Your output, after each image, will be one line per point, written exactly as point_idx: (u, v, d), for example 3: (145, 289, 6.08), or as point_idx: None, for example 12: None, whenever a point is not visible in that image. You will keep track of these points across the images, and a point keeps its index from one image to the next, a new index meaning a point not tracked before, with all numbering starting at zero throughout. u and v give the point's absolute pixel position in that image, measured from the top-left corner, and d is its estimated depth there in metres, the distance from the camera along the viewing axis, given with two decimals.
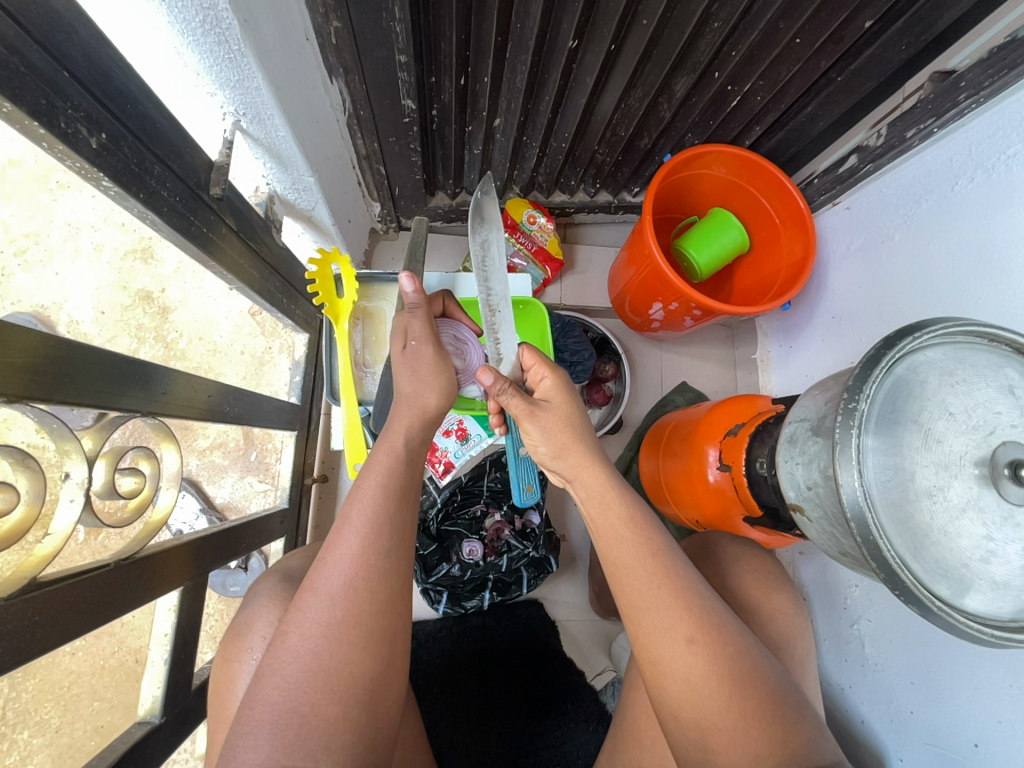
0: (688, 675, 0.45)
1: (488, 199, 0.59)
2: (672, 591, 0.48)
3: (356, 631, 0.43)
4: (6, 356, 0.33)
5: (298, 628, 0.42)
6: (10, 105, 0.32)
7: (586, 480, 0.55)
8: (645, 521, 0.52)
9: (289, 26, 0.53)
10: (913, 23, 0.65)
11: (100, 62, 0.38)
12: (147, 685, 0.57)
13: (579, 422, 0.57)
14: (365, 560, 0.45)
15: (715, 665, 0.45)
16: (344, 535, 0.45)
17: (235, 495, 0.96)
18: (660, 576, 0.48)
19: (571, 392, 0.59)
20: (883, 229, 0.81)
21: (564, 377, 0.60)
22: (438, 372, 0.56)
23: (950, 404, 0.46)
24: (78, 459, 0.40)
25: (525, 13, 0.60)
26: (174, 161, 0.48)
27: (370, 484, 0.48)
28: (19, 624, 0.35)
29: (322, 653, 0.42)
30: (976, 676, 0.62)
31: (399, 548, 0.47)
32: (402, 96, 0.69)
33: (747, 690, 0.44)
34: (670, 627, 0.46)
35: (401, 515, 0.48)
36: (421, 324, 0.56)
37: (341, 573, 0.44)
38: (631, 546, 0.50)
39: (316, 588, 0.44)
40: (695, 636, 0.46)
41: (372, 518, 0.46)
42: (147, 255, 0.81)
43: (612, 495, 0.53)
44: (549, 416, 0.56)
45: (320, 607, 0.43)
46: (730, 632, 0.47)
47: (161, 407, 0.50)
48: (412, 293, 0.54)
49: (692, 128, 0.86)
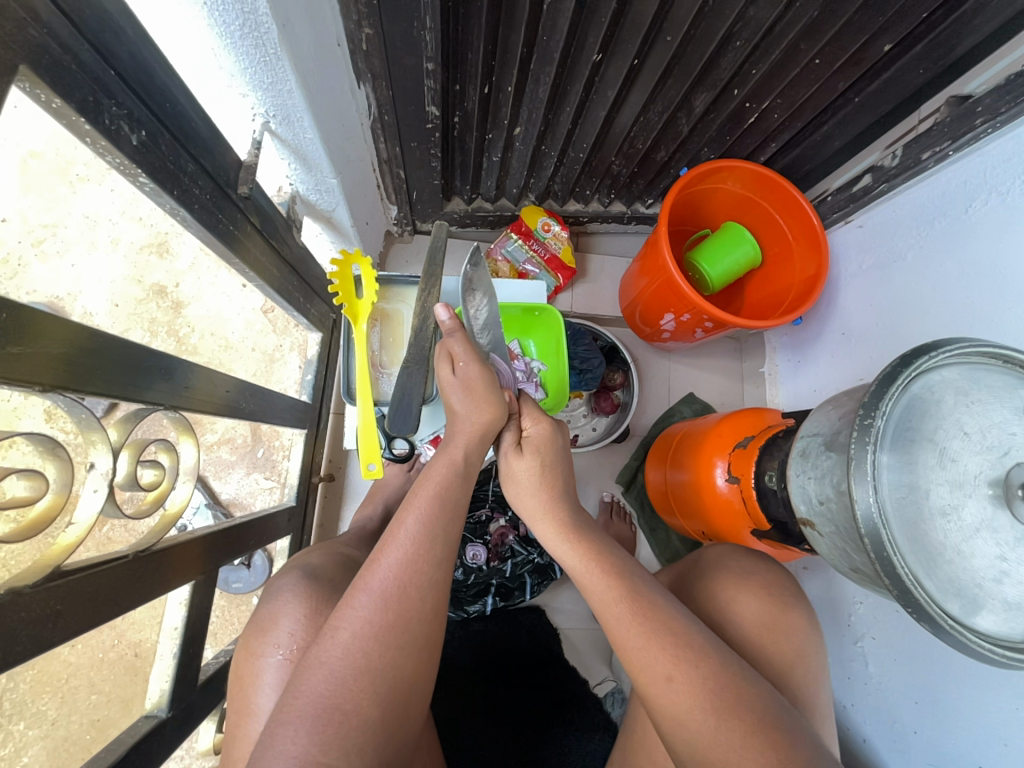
0: (676, 712, 0.45)
1: (477, 266, 0.61)
2: (646, 631, 0.48)
3: (404, 635, 0.43)
4: (41, 346, 0.33)
5: (348, 625, 0.42)
6: (60, 100, 0.32)
7: (544, 531, 0.57)
8: (611, 565, 0.53)
9: (322, 30, 0.54)
10: (932, 48, 0.67)
11: (144, 61, 0.38)
12: (155, 680, 0.58)
13: (554, 472, 0.58)
14: (418, 567, 0.45)
15: (699, 701, 0.44)
16: (398, 539, 0.46)
17: (241, 491, 0.95)
18: (628, 617, 0.49)
19: (558, 443, 0.60)
20: (895, 249, 0.81)
21: (550, 427, 0.61)
22: (490, 390, 0.56)
23: (965, 424, 0.46)
24: (103, 449, 0.40)
25: (553, 26, 0.61)
26: (206, 160, 0.48)
27: (425, 493, 0.49)
28: (42, 612, 0.36)
29: (371, 654, 0.42)
30: (982, 699, 0.62)
31: (449, 559, 0.48)
32: (427, 103, 0.70)
33: (734, 719, 0.43)
34: (648, 666, 0.47)
35: (453, 528, 0.49)
36: (463, 345, 0.57)
37: (394, 575, 0.45)
38: (597, 591, 0.52)
39: (368, 587, 0.44)
40: (674, 673, 0.46)
41: (430, 526, 0.47)
42: (163, 248, 0.82)
43: (567, 544, 0.55)
44: (523, 467, 0.58)
45: (371, 606, 0.43)
46: (711, 666, 0.46)
47: (183, 401, 0.50)
48: (449, 321, 0.58)
49: (708, 144, 0.87)
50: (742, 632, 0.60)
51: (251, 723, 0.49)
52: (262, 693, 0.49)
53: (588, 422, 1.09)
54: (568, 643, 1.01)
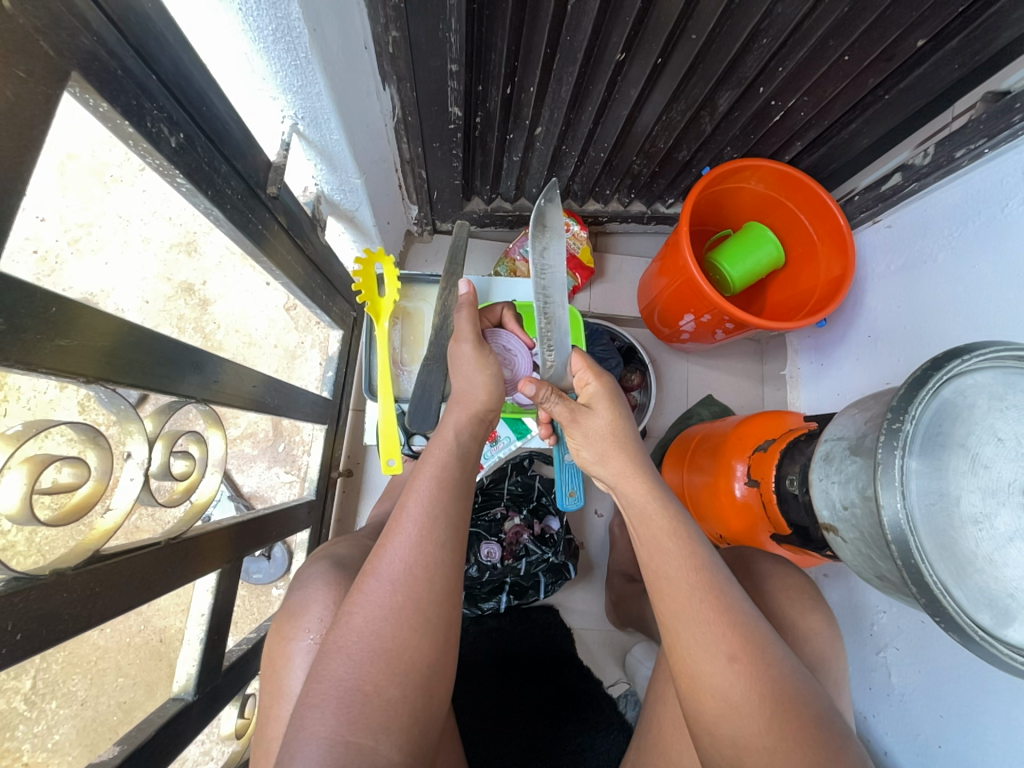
0: (727, 694, 0.44)
1: (550, 205, 0.58)
2: (716, 607, 0.47)
3: (415, 616, 0.44)
4: (87, 340, 0.35)
5: (362, 609, 0.43)
6: (107, 104, 0.34)
7: (630, 486, 0.56)
8: (691, 536, 0.52)
9: (350, 34, 0.55)
10: (968, 43, 0.65)
11: (184, 67, 0.40)
12: (182, 663, 0.60)
13: (627, 424, 0.59)
14: (424, 549, 0.46)
15: (756, 686, 0.44)
16: (402, 525, 0.47)
17: (262, 484, 0.98)
18: (703, 591, 0.48)
19: (621, 397, 0.60)
20: (926, 249, 0.79)
21: (609, 382, 0.60)
22: (483, 366, 0.59)
23: (1000, 429, 0.45)
24: (140, 439, 0.41)
25: (576, 27, 0.61)
26: (238, 162, 0.50)
27: (424, 478, 0.50)
28: (84, 592, 0.37)
29: (384, 635, 0.43)
30: (1012, 715, 0.60)
31: (454, 540, 0.48)
32: (450, 104, 0.71)
33: (789, 711, 0.43)
34: (710, 643, 0.46)
35: (455, 508, 0.50)
36: (469, 323, 0.61)
37: (402, 559, 0.45)
38: (672, 553, 0.51)
39: (378, 572, 0.45)
40: (736, 655, 0.45)
41: (431, 509, 0.48)
42: (191, 248, 0.87)
43: (654, 507, 0.54)
44: (600, 420, 0.59)
45: (382, 590, 0.44)
46: (770, 653, 0.46)
47: (212, 394, 0.52)
48: (468, 295, 0.62)
49: (732, 142, 0.86)
50: None
51: (284, 704, 0.51)
52: (295, 674, 0.51)
53: None
54: (581, 644, 1.01)
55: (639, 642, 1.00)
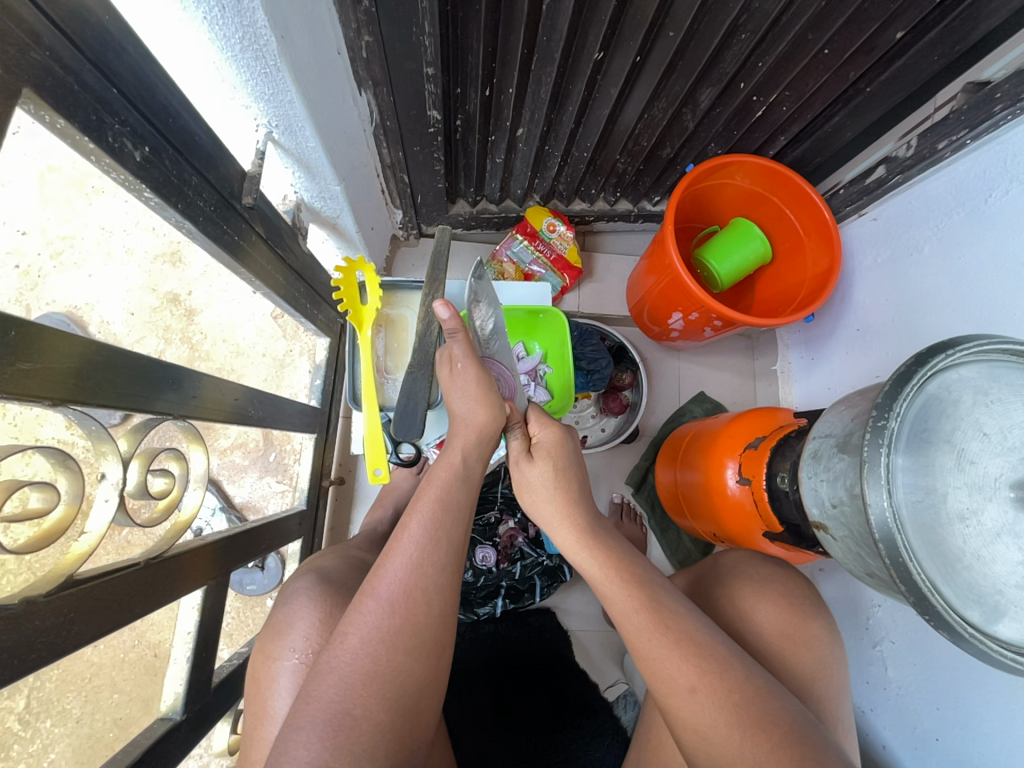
0: (698, 725, 0.45)
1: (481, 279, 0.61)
2: (667, 641, 0.48)
3: (412, 639, 0.44)
4: (49, 362, 0.34)
5: (357, 630, 0.43)
6: (64, 120, 0.33)
7: (562, 536, 0.57)
8: (631, 573, 0.53)
9: (322, 39, 0.54)
10: (948, 33, 0.64)
11: (146, 78, 0.39)
12: (170, 682, 0.59)
13: (571, 473, 0.59)
14: (423, 572, 0.46)
15: (722, 714, 0.44)
16: (402, 544, 0.46)
17: (254, 495, 0.97)
18: (648, 629, 0.49)
19: (568, 443, 0.60)
20: (912, 242, 0.79)
21: (556, 432, 0.61)
22: (485, 390, 0.56)
23: (985, 424, 0.45)
24: (113, 460, 0.41)
25: (552, 27, 0.61)
26: (210, 173, 0.49)
27: (429, 498, 0.50)
28: (56, 621, 0.37)
29: (379, 658, 0.42)
30: (1006, 707, 0.60)
31: (455, 563, 0.48)
32: (428, 107, 0.70)
33: (760, 734, 0.43)
34: (670, 677, 0.47)
35: (458, 532, 0.49)
36: (462, 346, 0.57)
37: (400, 580, 0.45)
38: (615, 597, 0.52)
39: (376, 593, 0.44)
40: (696, 685, 0.46)
41: (434, 531, 0.47)
42: (175, 258, 0.84)
43: (585, 552, 0.55)
44: (538, 472, 0.59)
45: (379, 613, 0.43)
46: (734, 675, 0.46)
47: (191, 410, 0.51)
48: (449, 320, 0.55)
49: (715, 139, 0.85)
50: (757, 636, 0.59)
51: (268, 726, 0.50)
52: (280, 695, 0.50)
53: (597, 422, 1.08)
54: (579, 646, 1.01)
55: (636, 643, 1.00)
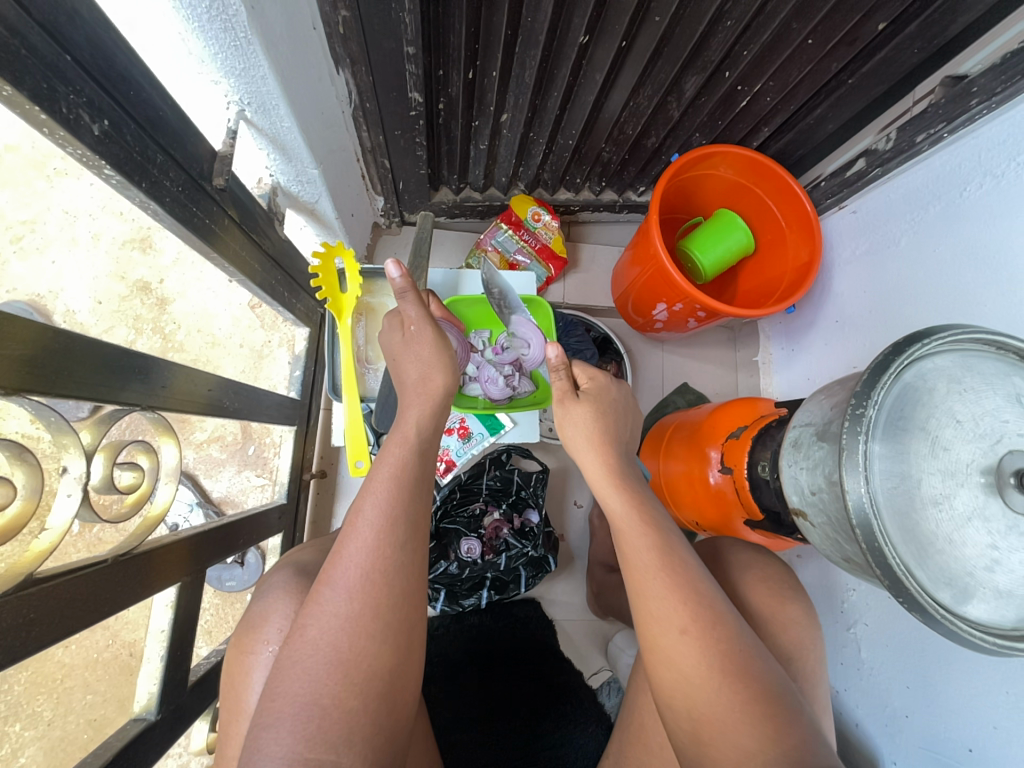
0: (680, 665, 0.46)
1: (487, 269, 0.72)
2: (669, 584, 0.49)
3: (374, 623, 0.43)
4: (1, 348, 0.32)
5: (317, 620, 0.42)
6: (10, 88, 0.31)
7: (595, 469, 0.60)
8: (649, 514, 0.54)
9: (296, 14, 0.52)
10: (927, 26, 0.65)
11: (104, 46, 0.37)
12: (143, 682, 0.57)
13: (608, 416, 0.63)
14: (382, 553, 0.45)
15: (705, 657, 0.45)
16: (357, 529, 0.46)
17: (232, 489, 0.95)
18: (655, 566, 0.50)
19: (611, 392, 0.66)
20: (890, 233, 0.80)
21: (603, 380, 0.66)
22: (439, 351, 0.58)
23: (958, 412, 0.46)
24: (76, 453, 0.39)
25: (537, 7, 0.59)
26: (177, 151, 0.46)
27: (383, 478, 0.49)
28: (14, 621, 0.35)
29: (342, 646, 0.41)
30: (971, 683, 0.63)
31: (414, 542, 0.47)
32: (409, 88, 0.68)
33: (737, 683, 0.44)
34: (663, 615, 0.48)
35: (415, 510, 0.49)
36: (414, 308, 0.57)
37: (357, 565, 0.44)
38: (630, 532, 0.53)
39: (333, 581, 0.44)
40: (688, 627, 0.47)
41: (388, 511, 0.47)
42: (146, 244, 0.82)
43: (615, 487, 0.57)
44: (580, 411, 0.63)
45: (338, 599, 0.43)
46: (725, 628, 0.47)
47: (161, 401, 0.49)
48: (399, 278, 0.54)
49: (700, 129, 0.85)
50: None
51: (243, 721, 0.49)
52: (252, 688, 0.49)
53: None
54: (564, 635, 1.02)
55: (620, 630, 1.01)
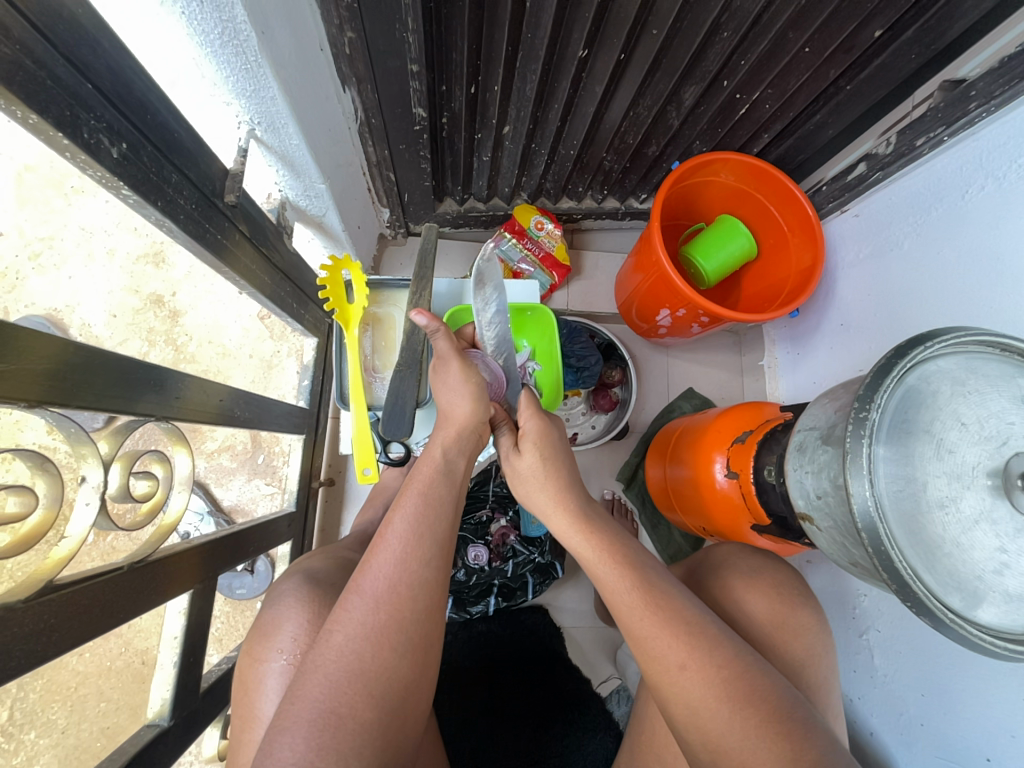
0: (688, 700, 0.45)
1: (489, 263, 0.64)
2: (655, 621, 0.48)
3: (398, 635, 0.44)
4: (23, 362, 0.33)
5: (344, 627, 0.43)
6: (35, 115, 0.33)
7: (558, 525, 0.58)
8: (621, 557, 0.53)
9: (304, 37, 0.54)
10: (924, 32, 0.65)
11: (123, 73, 0.38)
12: (155, 689, 0.58)
13: (554, 463, 0.60)
14: (408, 566, 0.46)
15: (711, 688, 0.45)
16: (386, 540, 0.47)
17: (242, 498, 0.97)
18: (638, 606, 0.50)
19: (552, 435, 0.62)
20: (893, 236, 0.80)
21: (540, 424, 0.62)
22: (468, 379, 0.58)
23: (962, 414, 0.46)
24: (94, 463, 0.40)
25: (536, 24, 0.61)
26: (191, 170, 0.48)
27: (411, 495, 0.50)
28: (35, 627, 0.36)
29: (365, 654, 0.42)
30: (989, 691, 0.62)
31: (440, 556, 0.48)
32: (413, 104, 0.70)
33: (747, 709, 0.44)
34: (660, 653, 0.47)
35: (442, 525, 0.50)
36: (445, 344, 0.59)
37: (385, 575, 0.45)
38: (608, 577, 0.52)
39: (362, 589, 0.45)
40: (686, 662, 0.46)
41: (417, 523, 0.48)
42: (159, 259, 0.85)
43: (578, 536, 0.56)
44: (523, 462, 0.61)
45: (364, 608, 0.44)
46: (723, 652, 0.47)
47: (174, 412, 0.50)
48: (428, 323, 0.59)
49: (700, 136, 0.86)
50: (747, 632, 0.60)
51: (256, 728, 0.50)
52: (267, 697, 0.50)
53: (587, 420, 1.09)
54: (572, 643, 1.01)
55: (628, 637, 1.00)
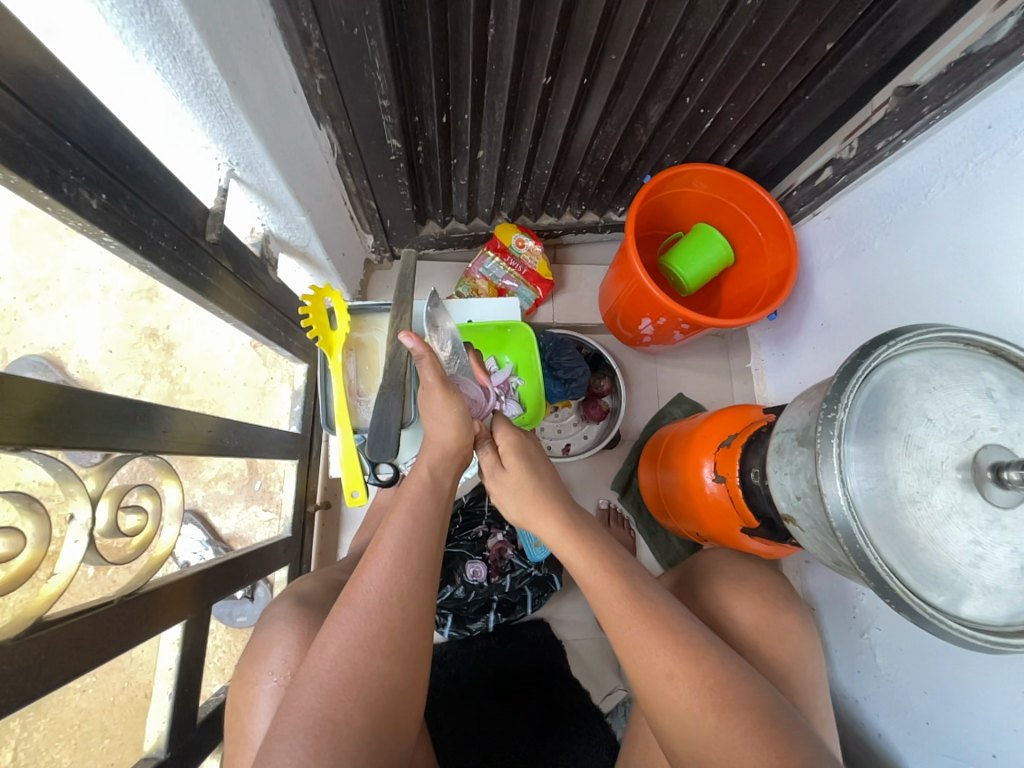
0: (677, 713, 0.46)
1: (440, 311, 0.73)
2: (646, 630, 0.49)
3: (390, 644, 0.44)
4: (11, 408, 0.35)
5: (336, 638, 0.43)
6: (16, 176, 0.35)
7: (548, 531, 0.59)
8: (612, 563, 0.54)
9: (276, 81, 0.56)
10: (873, 42, 0.68)
11: (101, 129, 0.41)
12: (154, 720, 0.59)
13: (539, 479, 0.62)
14: (398, 578, 0.47)
15: (695, 697, 0.45)
16: (378, 555, 0.48)
17: (240, 526, 0.97)
18: (630, 616, 0.50)
19: (531, 447, 0.66)
20: (863, 236, 0.82)
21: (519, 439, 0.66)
22: (449, 405, 0.58)
23: (929, 410, 0.47)
24: (82, 500, 0.42)
25: (499, 56, 0.63)
26: (172, 213, 0.50)
27: (401, 512, 0.52)
28: (26, 663, 0.37)
29: (359, 663, 0.43)
30: (988, 684, 0.62)
31: (428, 570, 0.49)
32: (387, 136, 0.73)
33: (732, 714, 0.44)
34: (647, 665, 0.48)
35: (431, 540, 0.51)
36: (432, 371, 0.57)
37: (377, 588, 0.46)
38: (600, 587, 0.53)
39: (354, 601, 0.45)
40: (674, 672, 0.47)
41: (407, 540, 0.49)
42: (152, 294, 0.84)
43: (570, 546, 0.57)
44: (510, 478, 0.63)
45: (356, 618, 0.44)
46: (710, 663, 0.47)
47: (162, 445, 0.52)
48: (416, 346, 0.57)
49: (670, 150, 0.89)
50: (738, 634, 0.60)
51: (246, 751, 0.50)
52: (257, 718, 0.50)
53: (579, 430, 1.11)
54: (575, 655, 1.01)
55: None
